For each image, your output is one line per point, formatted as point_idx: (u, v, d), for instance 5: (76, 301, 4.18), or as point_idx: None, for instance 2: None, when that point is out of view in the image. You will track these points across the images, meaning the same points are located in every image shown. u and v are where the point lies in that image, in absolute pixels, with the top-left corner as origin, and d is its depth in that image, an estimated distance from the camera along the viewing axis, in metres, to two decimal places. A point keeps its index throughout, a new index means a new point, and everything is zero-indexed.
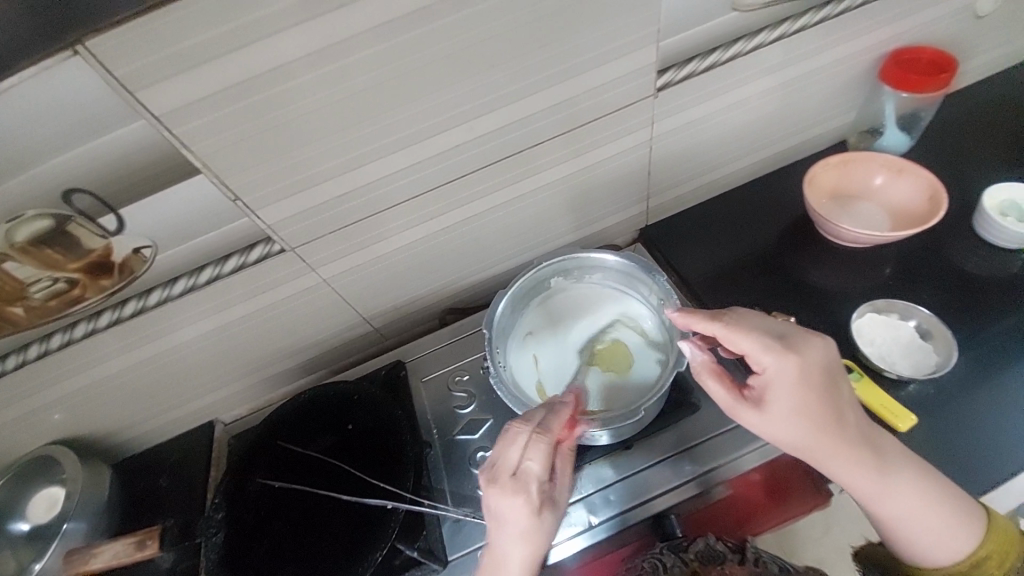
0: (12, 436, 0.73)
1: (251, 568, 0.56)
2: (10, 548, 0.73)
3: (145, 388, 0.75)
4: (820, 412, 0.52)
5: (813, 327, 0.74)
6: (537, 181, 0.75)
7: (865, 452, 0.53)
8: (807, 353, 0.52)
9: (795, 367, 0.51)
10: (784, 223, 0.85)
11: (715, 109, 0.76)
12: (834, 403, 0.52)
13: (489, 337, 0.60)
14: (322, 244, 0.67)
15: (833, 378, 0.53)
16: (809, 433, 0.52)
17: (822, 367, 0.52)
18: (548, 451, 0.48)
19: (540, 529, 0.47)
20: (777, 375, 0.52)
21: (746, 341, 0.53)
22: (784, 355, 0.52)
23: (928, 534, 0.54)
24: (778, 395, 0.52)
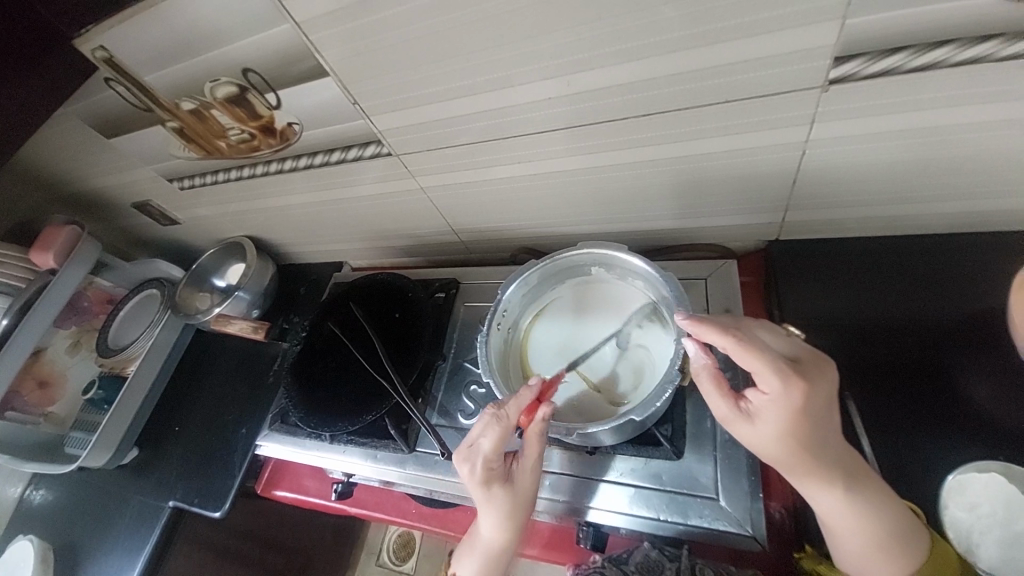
0: (230, 221, 1.08)
1: (302, 378, 0.77)
2: (210, 292, 1.13)
3: (301, 220, 1.01)
4: (812, 440, 0.47)
5: (903, 446, 0.58)
6: (637, 155, 0.67)
7: (840, 478, 0.47)
8: (817, 384, 0.46)
9: (801, 395, 0.46)
10: (962, 310, 0.63)
11: (921, 126, 0.54)
12: (825, 432, 0.47)
13: (498, 299, 0.61)
14: (420, 157, 0.75)
15: (828, 406, 0.47)
16: (795, 455, 0.47)
17: (825, 392, 0.47)
18: (497, 435, 0.53)
19: (493, 498, 0.55)
20: (776, 396, 0.46)
21: (750, 361, 0.47)
22: (792, 380, 0.46)
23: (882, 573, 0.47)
24: (774, 419, 0.47)
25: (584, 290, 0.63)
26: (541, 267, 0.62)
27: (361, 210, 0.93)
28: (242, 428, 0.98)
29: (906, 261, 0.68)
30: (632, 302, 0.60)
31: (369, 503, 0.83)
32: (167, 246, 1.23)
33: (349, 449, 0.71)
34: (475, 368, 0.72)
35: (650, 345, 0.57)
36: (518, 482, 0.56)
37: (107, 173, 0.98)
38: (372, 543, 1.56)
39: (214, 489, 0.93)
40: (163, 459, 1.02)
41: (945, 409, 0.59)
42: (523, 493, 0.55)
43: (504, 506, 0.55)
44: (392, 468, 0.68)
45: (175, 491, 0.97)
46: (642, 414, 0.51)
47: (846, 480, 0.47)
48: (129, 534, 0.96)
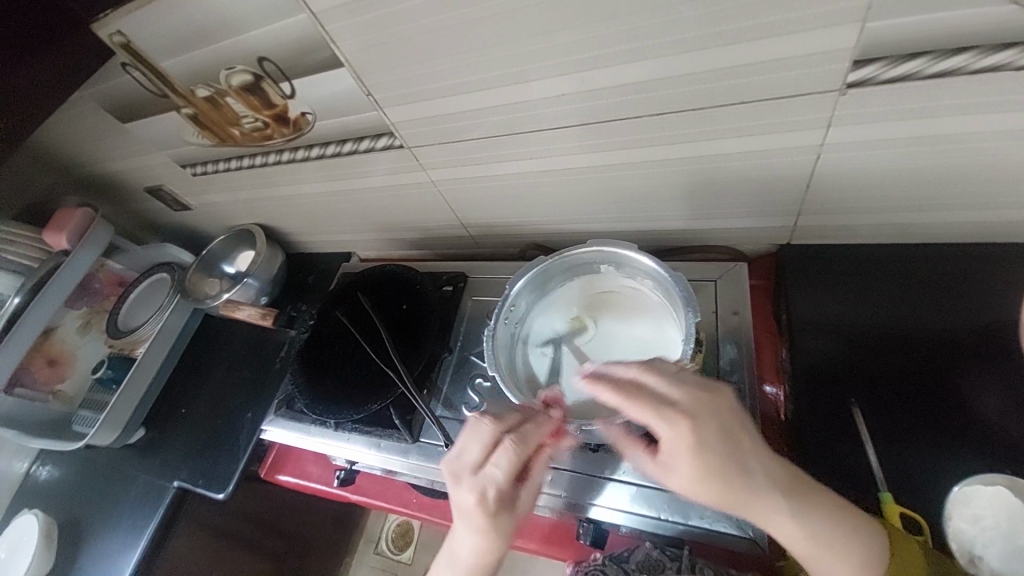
0: (241, 208, 1.09)
1: (308, 366, 0.78)
2: (219, 278, 1.14)
3: (311, 210, 1.02)
4: (733, 470, 0.44)
5: (904, 455, 0.59)
6: (649, 154, 0.66)
7: (778, 499, 0.45)
8: (705, 415, 0.45)
9: (691, 434, 0.44)
10: (974, 321, 0.62)
11: (940, 133, 0.53)
12: (738, 460, 0.45)
13: (506, 294, 0.61)
14: (432, 150, 0.75)
15: (729, 430, 0.45)
16: (721, 491, 0.45)
17: (718, 420, 0.45)
18: (514, 457, 0.50)
19: (490, 525, 0.50)
20: (672, 438, 0.45)
21: (633, 410, 0.46)
22: (681, 421, 0.44)
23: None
24: (683, 460, 0.45)
25: (593, 287, 0.63)
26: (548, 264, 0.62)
27: (371, 201, 0.93)
28: (247, 413, 1.00)
29: (916, 268, 0.67)
30: (640, 301, 0.60)
31: (371, 492, 0.84)
32: (178, 231, 1.24)
33: (353, 437, 0.72)
34: (481, 362, 0.72)
35: (657, 344, 0.57)
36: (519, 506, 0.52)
37: (121, 157, 0.99)
38: (371, 532, 1.58)
39: (217, 472, 0.95)
40: (169, 441, 1.04)
41: (948, 421, 0.59)
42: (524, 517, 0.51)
43: (503, 534, 0.51)
44: (395, 457, 0.68)
45: (180, 471, 0.98)
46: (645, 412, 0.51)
47: (786, 499, 0.45)
48: (133, 513, 0.97)
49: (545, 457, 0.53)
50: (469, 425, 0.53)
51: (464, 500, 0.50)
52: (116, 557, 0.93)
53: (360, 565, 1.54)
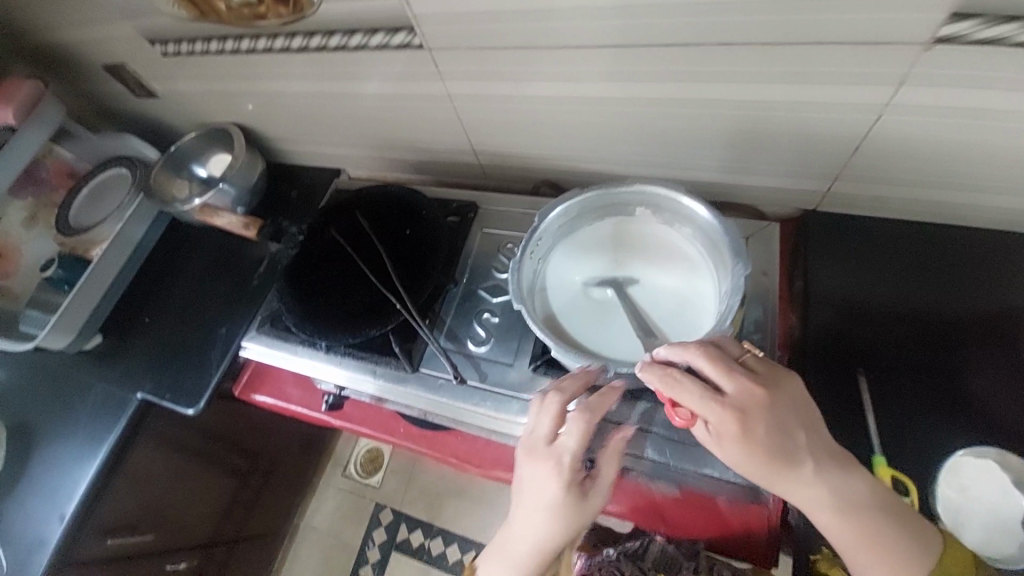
0: (219, 103, 0.96)
1: (300, 283, 0.72)
2: (189, 180, 1.02)
3: (302, 114, 0.91)
4: (777, 456, 0.46)
5: (893, 428, 0.60)
6: (700, 92, 0.61)
7: (817, 474, 0.47)
8: (753, 404, 0.47)
9: (736, 423, 0.46)
10: (977, 308, 0.64)
11: (1008, 109, 0.51)
12: (782, 448, 0.46)
13: (536, 225, 0.57)
14: (456, 57, 0.66)
15: (777, 418, 0.47)
16: (759, 473, 0.47)
17: (768, 413, 0.47)
18: (584, 426, 0.50)
19: (564, 505, 0.50)
20: (719, 424, 0.47)
21: (683, 396, 0.48)
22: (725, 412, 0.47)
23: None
24: (728, 445, 0.47)
25: (624, 231, 0.59)
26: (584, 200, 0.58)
27: (374, 111, 0.83)
28: (221, 328, 0.93)
29: (934, 249, 0.67)
30: (672, 250, 0.58)
31: (359, 419, 0.81)
32: (141, 122, 1.09)
33: (346, 361, 0.68)
34: (489, 298, 0.68)
35: (686, 295, 0.55)
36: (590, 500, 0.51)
37: (74, 19, 0.83)
38: (340, 456, 1.59)
39: (187, 385, 0.89)
40: (132, 351, 0.96)
41: (938, 399, 0.61)
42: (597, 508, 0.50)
43: (576, 517, 0.50)
44: (392, 385, 0.65)
45: (144, 382, 0.92)
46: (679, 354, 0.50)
47: (829, 476, 0.47)
48: (91, 423, 0.91)
49: (614, 452, 0.53)
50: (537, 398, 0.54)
51: (541, 473, 0.50)
52: (72, 464, 0.88)
53: (326, 487, 1.55)
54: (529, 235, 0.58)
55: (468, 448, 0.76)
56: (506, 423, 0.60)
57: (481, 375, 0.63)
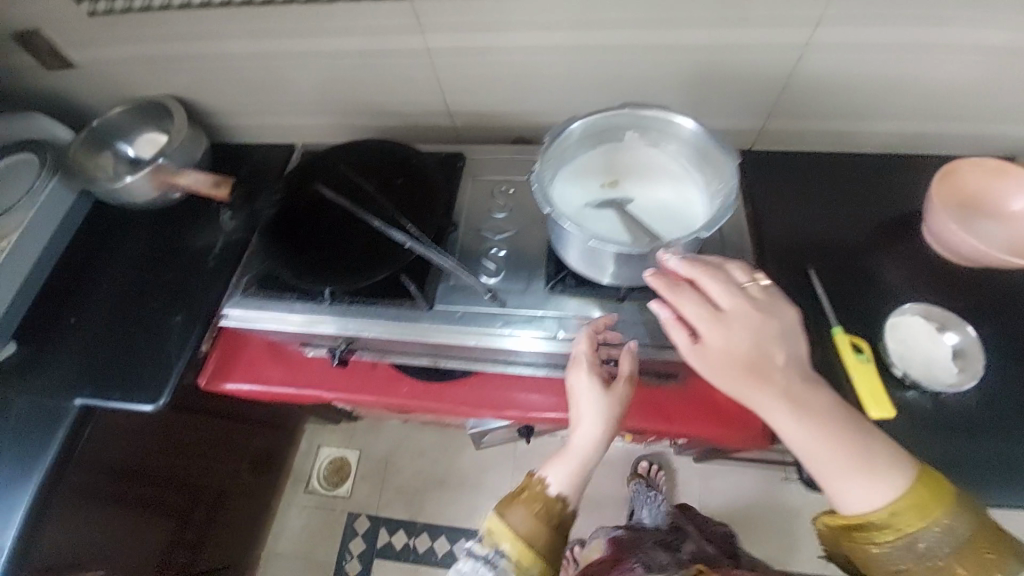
0: (155, 72, 0.88)
1: (288, 238, 0.68)
2: (113, 160, 0.90)
3: (259, 80, 0.87)
4: (751, 372, 0.49)
5: (848, 312, 0.70)
6: (663, 37, 0.70)
7: (781, 394, 0.49)
8: (745, 323, 0.50)
9: (722, 335, 0.50)
10: (885, 212, 0.78)
11: (891, 40, 0.66)
12: (764, 360, 0.50)
13: (547, 144, 0.58)
14: (440, 7, 0.69)
15: (766, 335, 0.50)
16: (739, 380, 0.49)
17: (762, 331, 0.50)
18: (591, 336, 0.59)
19: (586, 400, 0.57)
20: (713, 333, 0.50)
21: (684, 301, 0.52)
22: (715, 324, 0.50)
23: (847, 486, 0.48)
24: (712, 355, 0.50)
25: (617, 155, 0.64)
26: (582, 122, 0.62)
27: (343, 72, 0.82)
28: (176, 315, 0.82)
29: (849, 168, 0.81)
30: (662, 167, 0.64)
31: (353, 386, 0.79)
32: (46, 102, 0.96)
33: (352, 311, 0.66)
34: (492, 236, 0.70)
35: (682, 202, 0.61)
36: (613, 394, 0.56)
37: None
38: (300, 471, 1.46)
39: (141, 381, 0.78)
40: (56, 356, 0.81)
41: (873, 284, 0.72)
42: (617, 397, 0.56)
43: (601, 408, 0.56)
44: (407, 327, 0.65)
45: (80, 386, 0.78)
46: (706, 231, 0.54)
47: (792, 397, 0.49)
48: (14, 443, 0.76)
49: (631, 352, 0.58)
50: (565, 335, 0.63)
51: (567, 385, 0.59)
52: None
53: (287, 506, 1.42)
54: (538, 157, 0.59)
55: (476, 392, 0.77)
56: (529, 343, 0.63)
57: (498, 303, 0.65)
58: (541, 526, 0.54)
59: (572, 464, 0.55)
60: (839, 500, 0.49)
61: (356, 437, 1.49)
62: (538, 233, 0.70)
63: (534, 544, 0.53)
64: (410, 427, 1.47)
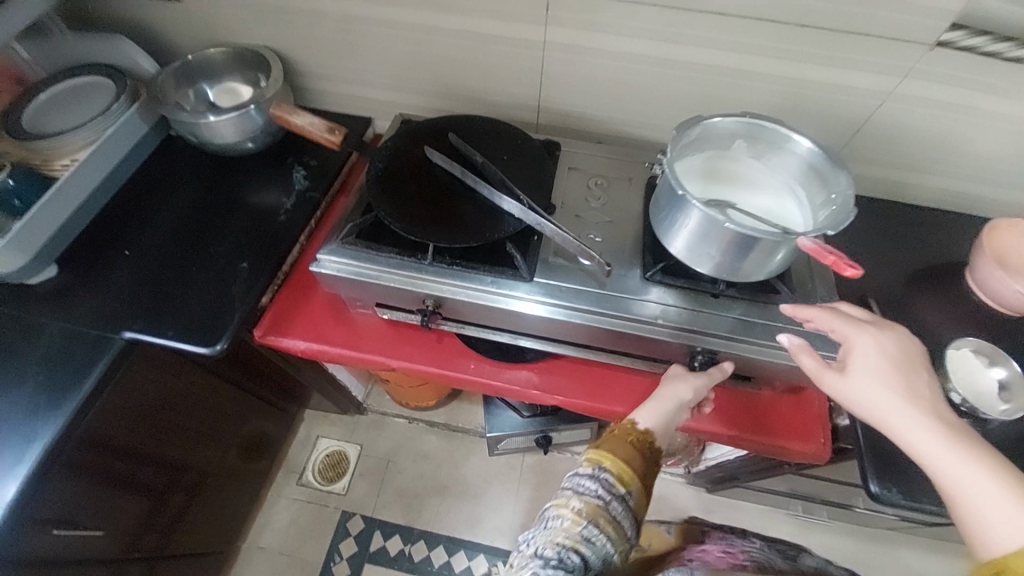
0: (258, 25, 0.89)
1: (395, 194, 0.68)
2: (195, 100, 0.89)
3: (363, 50, 0.89)
4: (900, 373, 0.52)
5: None
6: (764, 67, 0.76)
7: (919, 398, 0.50)
8: (890, 337, 0.55)
9: (874, 337, 0.55)
10: (932, 259, 0.85)
11: (963, 102, 0.74)
12: (912, 376, 0.52)
13: (676, 136, 0.62)
14: (571, 7, 0.74)
15: (911, 356, 0.54)
16: (885, 391, 0.51)
17: (903, 347, 0.54)
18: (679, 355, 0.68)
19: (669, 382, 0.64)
20: (860, 340, 0.55)
21: (826, 316, 0.58)
22: (864, 329, 0.56)
23: (996, 516, 0.43)
24: (861, 353, 0.54)
25: (724, 162, 0.69)
26: (703, 124, 0.65)
27: (450, 54, 0.86)
28: (243, 263, 0.81)
29: (898, 218, 0.90)
30: (765, 179, 0.68)
31: (420, 355, 0.77)
32: (134, 33, 0.94)
33: (451, 271, 0.65)
34: (588, 222, 0.72)
35: (786, 211, 0.66)
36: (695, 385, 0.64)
37: None
38: (294, 462, 1.37)
39: (201, 322, 0.75)
40: (110, 286, 0.78)
41: (922, 318, 0.79)
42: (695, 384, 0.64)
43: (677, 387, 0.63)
44: (505, 297, 0.64)
45: (131, 318, 0.75)
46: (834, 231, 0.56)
47: (926, 406, 0.50)
48: (50, 367, 0.71)
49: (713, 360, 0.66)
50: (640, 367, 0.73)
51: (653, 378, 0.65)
52: (25, 412, 0.67)
53: (276, 498, 1.32)
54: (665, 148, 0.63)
55: (549, 375, 0.76)
56: (628, 325, 0.65)
57: (597, 283, 0.66)
58: (636, 450, 0.56)
59: (661, 406, 0.61)
60: (983, 536, 0.43)
61: (358, 433, 1.41)
62: (633, 226, 0.72)
63: (630, 464, 0.55)
64: (417, 428, 1.41)
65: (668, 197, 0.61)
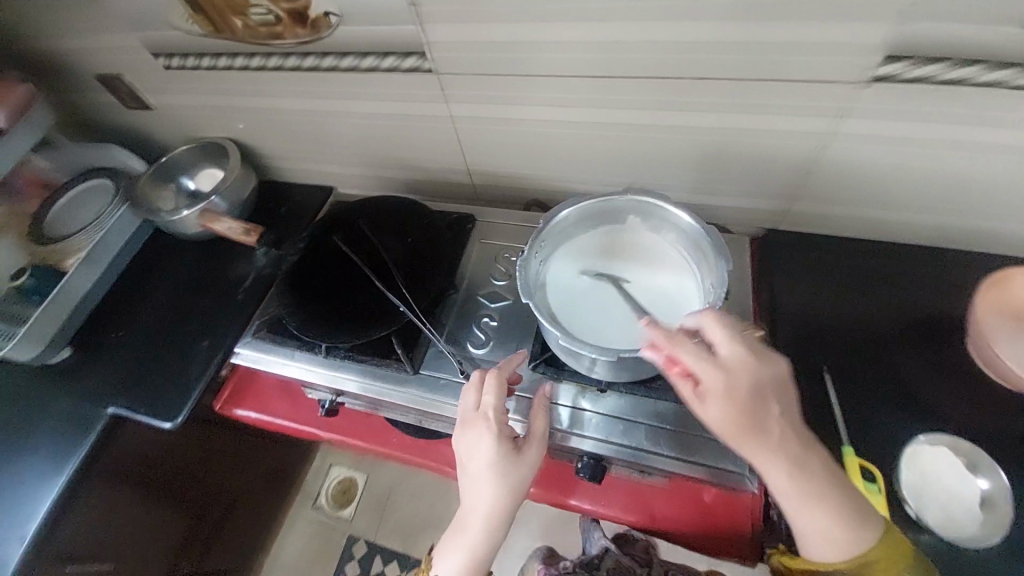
0: (214, 119, 0.98)
1: (298, 288, 0.72)
2: (176, 193, 1.01)
3: (301, 132, 0.94)
4: (752, 417, 0.48)
5: (869, 417, 0.66)
6: (679, 119, 0.69)
7: (772, 443, 0.48)
8: (745, 371, 0.48)
9: (730, 380, 0.48)
10: (921, 313, 0.72)
11: (928, 138, 0.61)
12: (764, 414, 0.48)
13: (541, 226, 0.60)
14: (462, 82, 0.72)
15: (767, 388, 0.49)
16: (742, 439, 0.48)
17: (763, 380, 0.49)
18: (500, 382, 0.58)
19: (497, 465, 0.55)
20: (718, 380, 0.48)
21: (686, 346, 0.49)
22: (727, 370, 0.48)
23: (828, 543, 0.50)
24: (716, 397, 0.48)
25: (618, 237, 0.64)
26: (583, 204, 0.62)
27: (373, 130, 0.88)
28: (204, 341, 0.91)
29: (882, 262, 0.77)
30: (662, 255, 0.63)
31: (347, 431, 0.81)
32: (126, 134, 1.08)
33: (346, 364, 0.70)
34: (488, 303, 0.72)
35: (678, 293, 0.60)
36: (522, 455, 0.56)
37: (75, 31, 0.84)
38: (310, 487, 1.51)
39: (166, 400, 0.86)
40: (102, 365, 0.91)
41: (895, 387, 0.67)
42: (527, 466, 0.56)
43: (503, 470, 0.55)
44: (393, 388, 0.68)
45: (113, 398, 0.87)
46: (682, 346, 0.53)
47: (776, 446, 0.48)
48: (53, 442, 0.84)
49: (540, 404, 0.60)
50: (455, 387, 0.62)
51: (474, 452, 0.56)
52: (26, 486, 0.80)
53: (294, 520, 1.47)
54: (534, 236, 0.61)
55: None
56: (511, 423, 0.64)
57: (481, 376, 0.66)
58: None
59: (475, 507, 0.56)
60: (814, 549, 0.51)
61: (365, 461, 1.52)
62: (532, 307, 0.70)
63: None
64: None
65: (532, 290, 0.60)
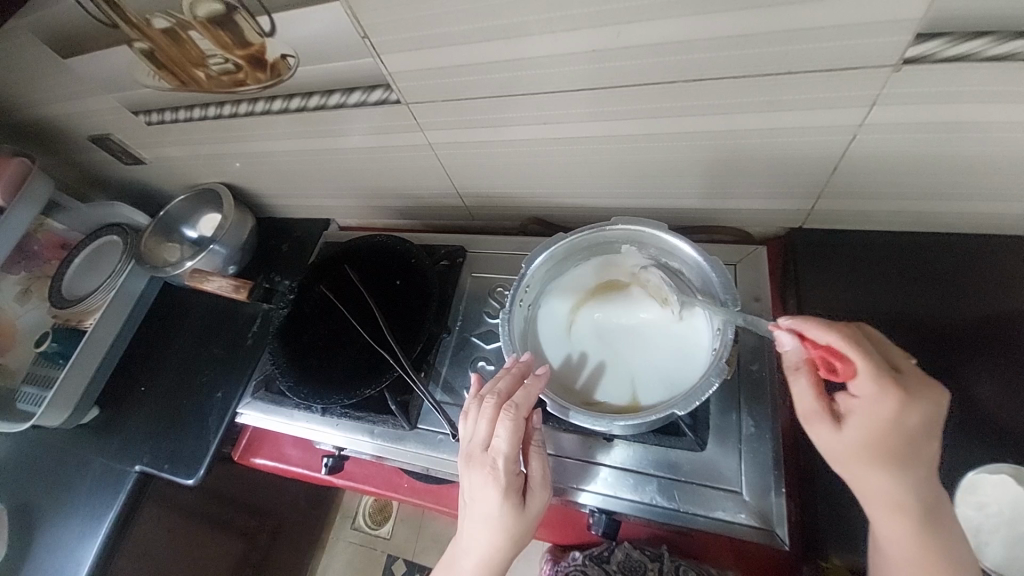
0: (204, 166, 0.98)
1: (292, 344, 0.71)
2: (180, 243, 1.02)
3: (287, 170, 0.92)
4: (896, 445, 0.43)
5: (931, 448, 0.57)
6: (674, 126, 0.61)
7: (903, 473, 0.43)
8: (916, 398, 0.43)
9: (893, 406, 0.42)
10: (987, 312, 0.61)
11: (979, 121, 0.50)
12: (914, 444, 0.43)
13: (523, 273, 0.59)
14: (434, 109, 0.67)
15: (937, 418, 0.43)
16: (872, 463, 0.44)
17: (930, 409, 0.43)
18: (514, 426, 0.50)
19: (504, 514, 0.49)
20: (871, 403, 0.43)
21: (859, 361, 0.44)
22: (891, 389, 0.42)
23: None
24: (863, 420, 0.44)
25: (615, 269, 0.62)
26: (570, 241, 0.61)
27: (355, 164, 0.85)
28: (217, 393, 0.91)
29: (932, 257, 0.66)
30: (664, 284, 0.61)
31: (359, 478, 0.79)
32: (131, 187, 1.10)
33: (343, 423, 0.69)
34: (483, 344, 0.69)
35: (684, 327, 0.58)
36: (528, 504, 0.51)
37: (57, 99, 0.85)
38: (348, 507, 1.54)
39: (186, 456, 0.87)
40: (129, 421, 0.94)
41: (955, 407, 0.58)
42: (534, 516, 0.51)
43: (511, 521, 0.50)
44: (391, 446, 0.65)
45: (139, 456, 0.89)
46: (685, 408, 0.50)
47: (902, 473, 0.43)
48: (90, 498, 0.88)
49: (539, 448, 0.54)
50: (466, 411, 0.55)
51: (482, 494, 0.50)
52: (72, 544, 0.85)
53: (337, 540, 1.50)
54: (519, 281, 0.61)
55: None
56: None
57: None
58: None
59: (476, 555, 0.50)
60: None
61: None
62: None
63: None
64: None
65: (524, 337, 0.60)
